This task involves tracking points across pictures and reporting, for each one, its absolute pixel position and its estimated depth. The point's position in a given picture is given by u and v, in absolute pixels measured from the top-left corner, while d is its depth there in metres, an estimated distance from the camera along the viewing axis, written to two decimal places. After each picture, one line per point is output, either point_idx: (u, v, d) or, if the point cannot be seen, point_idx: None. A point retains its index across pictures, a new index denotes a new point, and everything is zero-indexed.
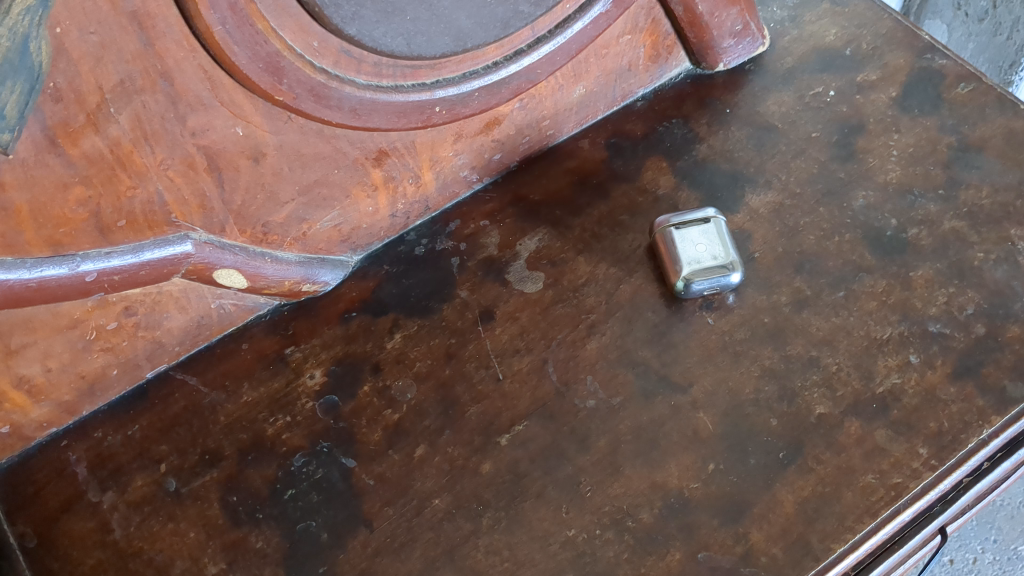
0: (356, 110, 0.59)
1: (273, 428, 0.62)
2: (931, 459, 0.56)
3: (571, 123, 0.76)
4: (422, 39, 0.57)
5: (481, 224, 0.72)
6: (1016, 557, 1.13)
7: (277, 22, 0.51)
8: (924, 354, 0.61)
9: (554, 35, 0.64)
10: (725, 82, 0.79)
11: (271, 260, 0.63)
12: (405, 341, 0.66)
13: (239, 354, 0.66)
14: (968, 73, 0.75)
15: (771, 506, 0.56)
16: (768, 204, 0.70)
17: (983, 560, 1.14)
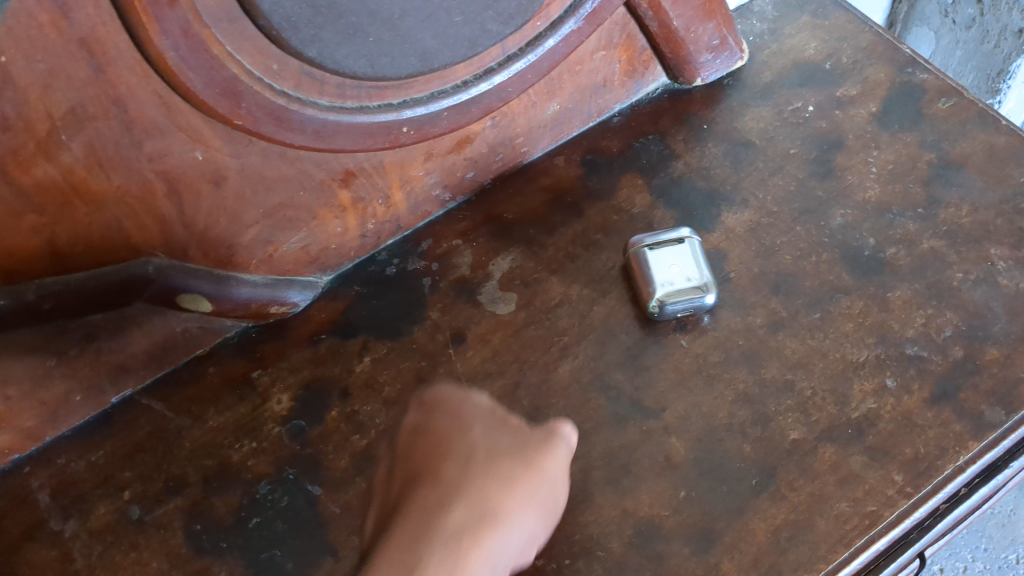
0: (320, 132, 0.57)
1: (239, 454, 0.61)
2: (906, 486, 0.56)
3: (546, 140, 0.74)
4: (387, 60, 0.56)
5: (454, 244, 0.70)
6: (1006, 565, 1.16)
7: (233, 46, 0.50)
8: (901, 378, 0.61)
9: (525, 53, 0.63)
10: (703, 97, 0.77)
11: (236, 283, 0.62)
12: (374, 364, 0.64)
13: (205, 377, 0.65)
14: (949, 88, 0.74)
15: (743, 535, 0.56)
16: (745, 223, 0.69)
17: (973, 569, 1.16)
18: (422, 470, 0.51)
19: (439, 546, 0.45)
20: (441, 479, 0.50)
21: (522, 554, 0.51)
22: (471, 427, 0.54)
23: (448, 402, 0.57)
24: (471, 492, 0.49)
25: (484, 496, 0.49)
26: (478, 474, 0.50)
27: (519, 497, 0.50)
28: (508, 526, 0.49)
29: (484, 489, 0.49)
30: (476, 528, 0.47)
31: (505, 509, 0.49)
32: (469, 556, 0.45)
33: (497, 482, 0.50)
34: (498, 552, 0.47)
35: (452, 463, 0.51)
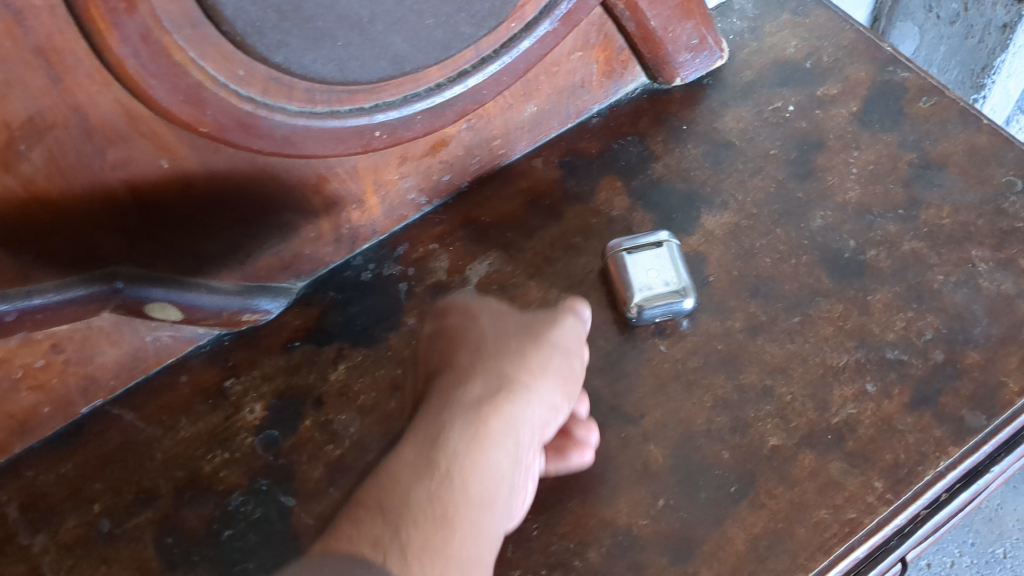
0: (289, 138, 0.56)
1: (211, 466, 0.60)
2: (886, 493, 0.56)
3: (523, 142, 0.73)
4: (357, 64, 0.55)
5: (430, 248, 0.69)
6: (993, 560, 1.16)
7: (196, 52, 0.48)
8: (881, 383, 0.60)
9: (499, 55, 0.62)
10: (683, 97, 0.76)
11: (205, 291, 0.61)
12: (349, 373, 0.63)
13: (177, 387, 0.64)
14: (930, 87, 0.73)
15: (722, 543, 0.55)
16: (724, 225, 0.68)
17: (960, 563, 1.17)
18: (437, 362, 0.52)
19: (463, 411, 0.46)
20: (460, 362, 0.51)
21: (552, 422, 0.50)
22: (481, 319, 0.55)
23: (459, 303, 0.57)
24: (490, 365, 0.49)
25: (502, 368, 0.49)
26: (490, 352, 0.51)
27: (537, 370, 0.50)
28: (531, 392, 0.49)
29: (499, 365, 0.49)
30: (499, 395, 0.47)
31: (524, 378, 0.49)
32: (491, 419, 0.46)
33: (513, 358, 0.50)
34: (525, 414, 0.48)
35: (465, 351, 0.52)
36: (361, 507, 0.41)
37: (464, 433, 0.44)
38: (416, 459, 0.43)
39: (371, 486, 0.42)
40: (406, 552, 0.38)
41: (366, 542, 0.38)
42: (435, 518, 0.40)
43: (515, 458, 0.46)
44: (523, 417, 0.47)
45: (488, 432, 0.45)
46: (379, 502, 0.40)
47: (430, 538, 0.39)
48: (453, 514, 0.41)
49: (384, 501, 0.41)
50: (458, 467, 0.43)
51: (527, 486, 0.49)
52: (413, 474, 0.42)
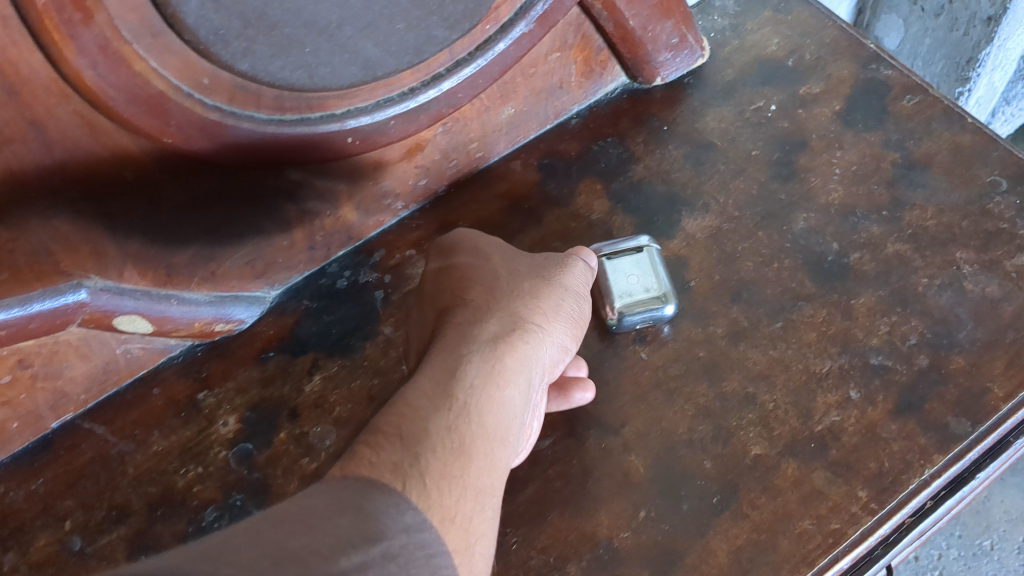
0: (258, 146, 0.55)
1: (184, 480, 0.59)
2: (870, 502, 0.55)
3: (502, 144, 0.72)
4: (326, 70, 0.53)
5: (408, 254, 0.68)
6: (980, 552, 1.16)
7: (157, 62, 0.47)
8: (865, 390, 0.59)
9: (475, 57, 0.60)
10: (664, 97, 0.75)
11: (177, 301, 0.59)
12: (324, 383, 0.62)
13: (149, 400, 0.62)
14: (914, 84, 0.72)
15: (704, 556, 0.54)
16: (705, 229, 0.67)
17: (947, 556, 1.17)
18: (448, 298, 0.56)
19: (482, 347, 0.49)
20: (475, 302, 0.54)
21: (560, 364, 0.55)
22: (491, 262, 0.58)
23: (464, 241, 0.61)
24: (505, 308, 0.53)
25: (517, 311, 0.53)
26: (504, 293, 0.55)
27: (549, 314, 0.54)
28: (544, 336, 0.53)
29: (513, 308, 0.53)
30: (514, 335, 0.51)
31: (537, 324, 0.53)
32: (508, 357, 0.49)
33: (525, 299, 0.54)
34: (536, 357, 0.51)
35: (477, 290, 0.55)
36: (379, 434, 0.42)
37: (482, 369, 0.47)
38: (438, 388, 0.46)
39: (393, 412, 0.44)
40: (423, 481, 0.39)
41: (386, 467, 0.39)
42: (453, 448, 0.42)
43: (527, 392, 0.50)
44: (534, 357, 0.51)
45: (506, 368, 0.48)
46: (398, 428, 0.42)
47: (446, 466, 0.41)
48: (468, 447, 0.43)
49: (401, 427, 0.42)
50: (476, 398, 0.46)
51: (532, 424, 0.53)
52: (432, 402, 0.44)
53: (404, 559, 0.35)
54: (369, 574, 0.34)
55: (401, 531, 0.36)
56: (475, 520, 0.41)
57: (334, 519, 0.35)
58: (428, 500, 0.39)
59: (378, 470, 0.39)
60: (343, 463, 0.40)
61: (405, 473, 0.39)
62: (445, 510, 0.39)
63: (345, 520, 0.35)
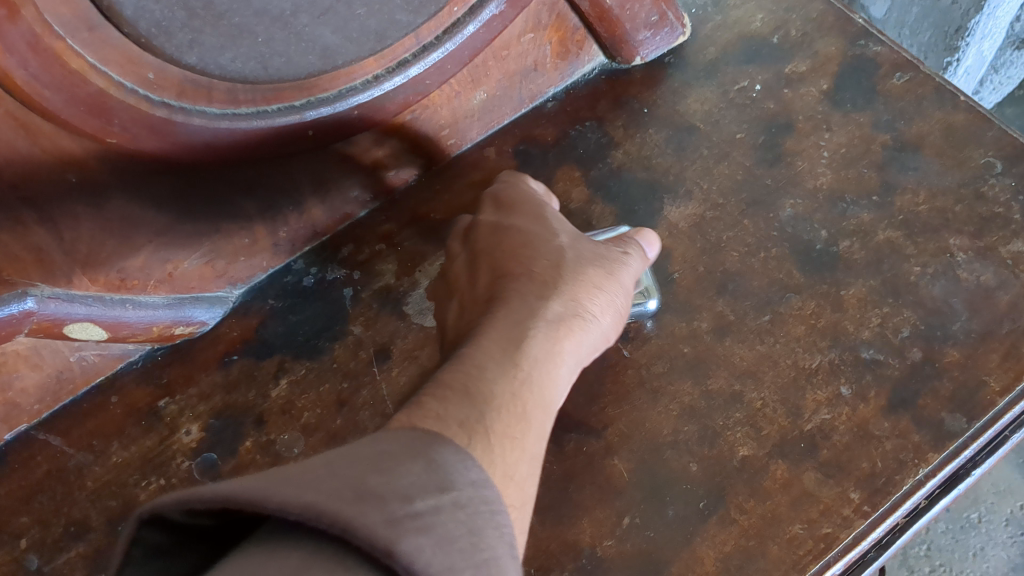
0: (211, 143, 0.51)
1: (146, 493, 0.55)
2: (863, 505, 0.52)
3: (475, 130, 0.68)
4: (281, 60, 0.50)
5: (378, 248, 0.64)
6: (968, 524, 1.15)
7: (96, 57, 0.44)
8: (857, 385, 0.56)
9: (443, 42, 0.56)
10: (644, 78, 0.71)
11: (132, 306, 0.56)
12: (291, 388, 0.59)
13: (108, 409, 0.59)
14: (904, 61, 0.69)
15: (690, 564, 0.52)
16: (688, 217, 0.64)
17: (936, 529, 1.16)
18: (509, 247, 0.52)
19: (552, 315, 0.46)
20: (544, 257, 0.50)
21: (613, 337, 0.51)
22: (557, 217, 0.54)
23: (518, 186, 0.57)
24: (575, 267, 0.50)
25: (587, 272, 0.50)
26: (574, 256, 0.50)
27: (617, 278, 0.51)
28: (612, 297, 0.50)
29: (584, 269, 0.50)
30: (583, 303, 0.48)
31: (607, 284, 0.50)
32: (573, 330, 0.46)
33: (595, 268, 0.50)
34: (603, 322, 0.49)
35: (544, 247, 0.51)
36: (445, 389, 0.39)
37: (550, 337, 0.45)
38: (506, 347, 0.43)
39: (458, 368, 0.41)
40: (487, 442, 0.37)
41: (453, 423, 0.36)
42: (517, 413, 0.40)
43: (581, 362, 0.48)
44: (598, 327, 0.48)
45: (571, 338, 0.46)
46: (465, 386, 0.39)
47: (510, 427, 0.39)
48: (529, 412, 0.41)
49: (467, 384, 0.40)
50: (541, 368, 0.43)
51: None
52: (500, 361, 0.42)
53: (474, 509, 0.31)
54: (443, 518, 0.29)
55: (467, 485, 0.32)
56: (529, 484, 0.39)
57: (406, 463, 0.31)
58: (493, 457, 0.36)
59: (446, 424, 0.36)
60: (408, 412, 0.37)
61: (474, 430, 0.37)
62: (506, 468, 0.37)
63: (415, 466, 0.31)
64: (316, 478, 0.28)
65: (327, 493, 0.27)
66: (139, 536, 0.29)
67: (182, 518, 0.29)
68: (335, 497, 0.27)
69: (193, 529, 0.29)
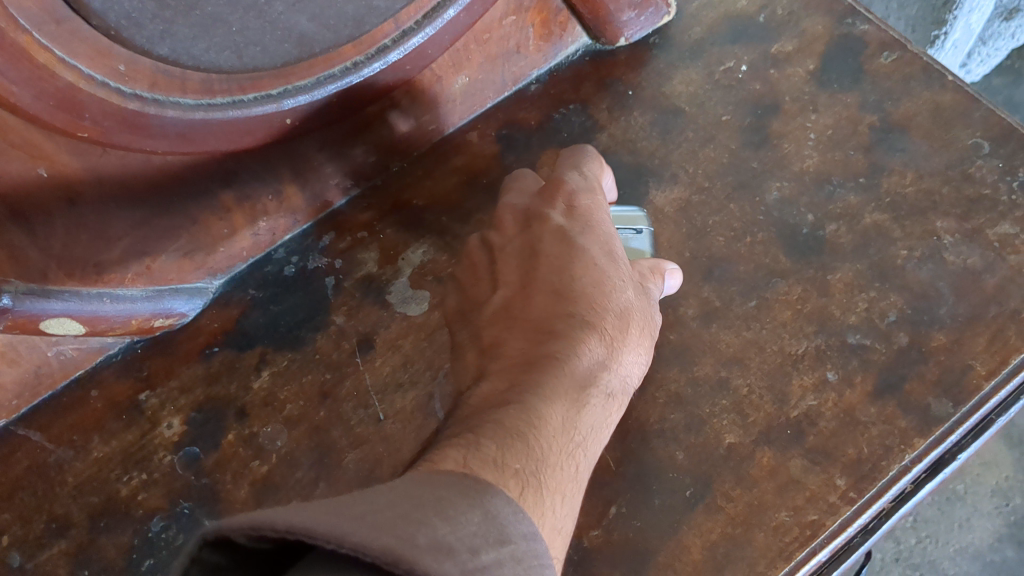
0: (186, 134, 0.50)
1: (128, 489, 0.55)
2: (849, 491, 0.52)
3: (457, 114, 0.67)
4: (257, 49, 0.49)
5: (360, 236, 0.64)
6: (954, 496, 1.15)
7: (65, 50, 0.43)
8: (843, 371, 0.56)
9: (423, 26, 0.55)
10: (628, 59, 0.70)
11: (109, 299, 0.55)
12: (273, 380, 0.58)
13: (88, 403, 0.58)
14: (892, 40, 0.68)
15: (676, 553, 0.52)
16: (674, 202, 0.64)
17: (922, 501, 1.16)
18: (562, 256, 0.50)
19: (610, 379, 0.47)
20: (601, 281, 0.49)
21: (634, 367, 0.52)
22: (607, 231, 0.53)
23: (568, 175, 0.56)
24: (631, 311, 0.49)
25: (642, 327, 0.50)
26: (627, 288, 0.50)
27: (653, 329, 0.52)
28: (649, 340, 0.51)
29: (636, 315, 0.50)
30: (631, 362, 0.49)
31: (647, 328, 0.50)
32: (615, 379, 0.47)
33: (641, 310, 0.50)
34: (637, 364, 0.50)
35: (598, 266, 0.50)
36: (500, 430, 0.40)
37: (602, 395, 0.46)
38: (561, 393, 0.44)
39: (515, 411, 0.41)
40: (539, 493, 0.38)
41: (510, 471, 0.37)
42: (564, 466, 0.41)
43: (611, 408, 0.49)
44: (633, 384, 0.49)
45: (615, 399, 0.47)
46: (521, 433, 0.40)
47: (561, 483, 0.40)
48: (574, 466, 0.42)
49: (524, 432, 0.40)
50: (591, 428, 0.44)
51: None
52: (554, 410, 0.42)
53: (528, 565, 0.32)
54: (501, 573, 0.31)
55: (520, 538, 0.33)
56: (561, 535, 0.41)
57: (463, 510, 0.31)
58: (543, 511, 0.38)
59: (503, 471, 0.37)
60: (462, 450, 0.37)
61: (536, 487, 0.38)
62: (553, 524, 0.39)
63: (474, 515, 0.31)
64: (384, 517, 0.28)
65: (404, 539, 0.27)
66: (199, 556, 0.28)
67: (246, 543, 0.28)
68: (403, 539, 0.27)
69: (254, 551, 0.29)
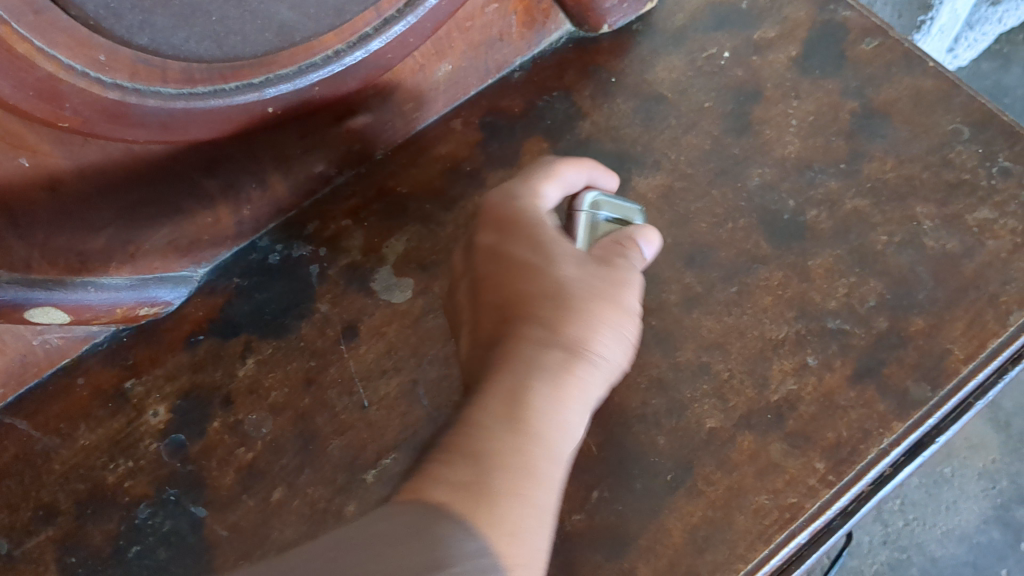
0: (167, 124, 0.50)
1: (115, 476, 0.55)
2: (828, 474, 0.53)
3: (440, 102, 0.68)
4: (237, 39, 0.50)
5: (344, 224, 0.64)
6: (941, 479, 1.16)
7: (44, 40, 0.43)
8: (823, 355, 0.57)
9: (404, 15, 0.55)
10: (611, 46, 0.71)
11: (93, 288, 0.55)
12: (258, 367, 0.59)
13: (74, 391, 0.59)
14: (874, 26, 0.69)
15: (658, 536, 0.52)
16: (656, 188, 0.64)
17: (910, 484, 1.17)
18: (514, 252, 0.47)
19: (578, 367, 0.42)
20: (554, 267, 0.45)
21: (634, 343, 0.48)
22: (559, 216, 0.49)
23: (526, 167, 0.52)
24: (592, 281, 0.45)
25: (614, 301, 0.44)
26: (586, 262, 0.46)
27: (633, 298, 0.46)
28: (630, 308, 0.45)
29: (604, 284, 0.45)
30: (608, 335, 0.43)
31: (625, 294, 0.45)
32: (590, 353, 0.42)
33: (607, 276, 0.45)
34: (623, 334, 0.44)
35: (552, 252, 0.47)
36: (445, 451, 0.39)
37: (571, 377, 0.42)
38: (516, 391, 0.40)
39: (465, 426, 0.40)
40: (484, 504, 0.36)
41: (447, 492, 0.36)
42: (524, 467, 0.38)
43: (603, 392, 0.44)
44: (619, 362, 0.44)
45: (594, 387, 0.42)
46: (469, 449, 0.38)
47: (513, 486, 0.37)
48: (542, 462, 0.39)
49: (469, 447, 0.38)
50: (565, 415, 0.41)
51: None
52: (508, 413, 0.40)
53: None
54: None
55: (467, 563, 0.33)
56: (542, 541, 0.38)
57: (406, 544, 0.33)
58: (490, 519, 0.36)
59: (441, 493, 0.36)
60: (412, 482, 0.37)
61: (476, 497, 0.36)
62: (511, 530, 0.36)
63: (416, 546, 0.33)
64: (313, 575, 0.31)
65: None
66: None
67: None
68: None
69: None
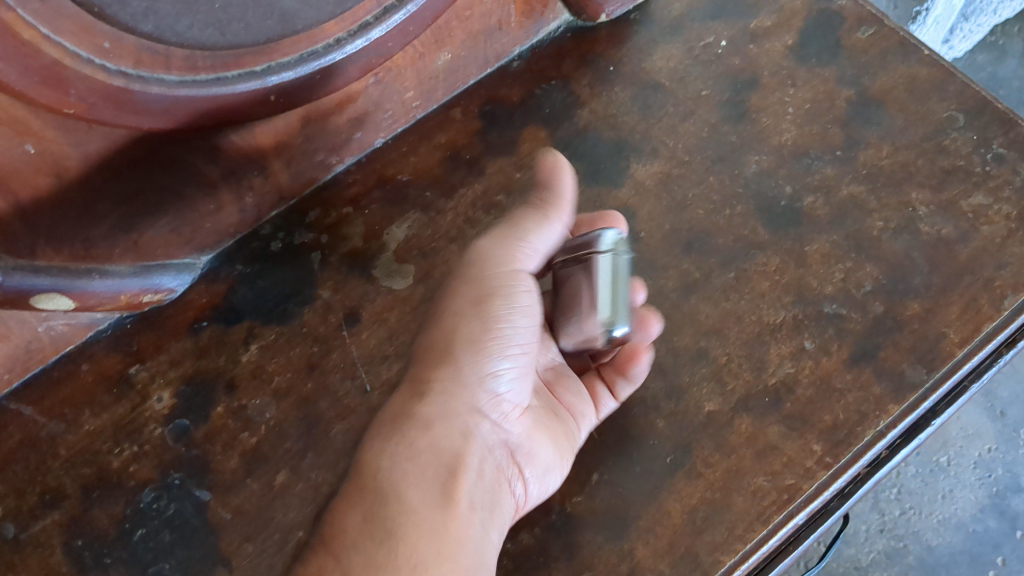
0: (170, 111, 0.51)
1: (120, 460, 0.56)
2: (826, 456, 0.54)
3: (440, 91, 0.68)
4: (238, 25, 0.50)
5: (345, 212, 0.65)
6: (937, 468, 1.17)
7: (50, 27, 0.43)
8: (820, 339, 0.57)
9: (403, 3, 0.56)
10: (609, 35, 0.71)
11: (98, 275, 0.56)
12: (261, 353, 0.59)
13: (79, 377, 0.59)
14: (869, 15, 0.70)
15: (658, 518, 0.53)
16: (654, 175, 0.65)
17: (906, 472, 1.18)
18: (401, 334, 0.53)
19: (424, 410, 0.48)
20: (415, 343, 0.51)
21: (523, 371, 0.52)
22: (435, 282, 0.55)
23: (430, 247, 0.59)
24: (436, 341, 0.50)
25: (451, 340, 0.49)
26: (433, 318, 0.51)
27: (492, 333, 0.50)
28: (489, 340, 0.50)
29: (449, 333, 0.50)
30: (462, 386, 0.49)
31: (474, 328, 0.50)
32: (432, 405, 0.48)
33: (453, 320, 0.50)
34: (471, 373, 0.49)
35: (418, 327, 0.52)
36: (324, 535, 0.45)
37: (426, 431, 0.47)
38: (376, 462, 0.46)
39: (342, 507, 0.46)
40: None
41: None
42: (385, 530, 0.44)
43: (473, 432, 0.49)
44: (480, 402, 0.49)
45: (449, 419, 0.48)
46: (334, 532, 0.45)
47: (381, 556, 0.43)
48: (411, 516, 0.44)
49: (338, 530, 0.45)
50: (423, 469, 0.46)
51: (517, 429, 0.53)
52: (372, 485, 0.46)
53: None
54: None
55: None
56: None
57: None
58: None
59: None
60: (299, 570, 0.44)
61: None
62: None
63: None
64: None
65: None
66: None
67: None
68: None
69: None
